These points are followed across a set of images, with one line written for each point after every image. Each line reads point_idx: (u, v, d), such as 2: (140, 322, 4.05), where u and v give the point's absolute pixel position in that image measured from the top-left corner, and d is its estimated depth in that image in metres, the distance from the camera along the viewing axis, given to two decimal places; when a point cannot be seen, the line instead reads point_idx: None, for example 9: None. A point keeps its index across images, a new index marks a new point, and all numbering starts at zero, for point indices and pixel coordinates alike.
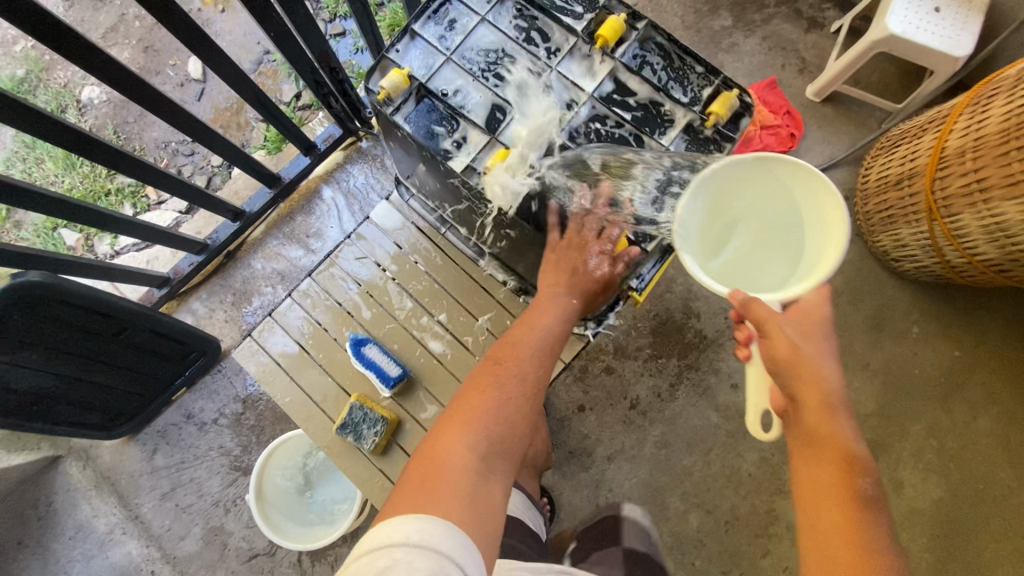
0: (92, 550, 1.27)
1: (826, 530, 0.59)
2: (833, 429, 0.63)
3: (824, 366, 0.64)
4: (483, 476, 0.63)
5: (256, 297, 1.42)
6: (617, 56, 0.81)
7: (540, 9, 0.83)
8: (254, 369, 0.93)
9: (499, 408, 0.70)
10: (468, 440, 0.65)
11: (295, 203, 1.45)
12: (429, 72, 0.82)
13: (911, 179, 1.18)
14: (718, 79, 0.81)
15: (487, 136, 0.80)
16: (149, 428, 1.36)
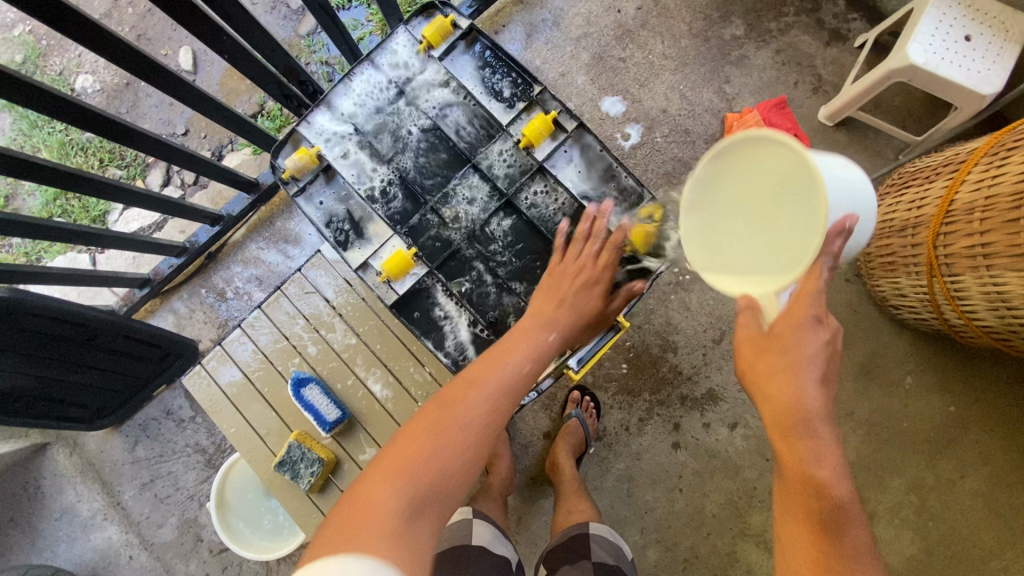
0: (76, 532, 1.36)
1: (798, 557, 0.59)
2: (795, 453, 0.62)
3: (787, 384, 0.64)
4: (414, 525, 0.54)
5: (233, 299, 1.43)
6: (538, 154, 0.92)
7: (469, 92, 0.94)
8: (201, 397, 0.94)
9: (445, 450, 0.62)
10: (399, 482, 0.57)
11: (275, 207, 1.44)
12: (349, 137, 0.96)
13: (915, 229, 1.07)
14: (644, 198, 0.92)
15: (388, 231, 0.94)
16: (131, 420, 1.42)
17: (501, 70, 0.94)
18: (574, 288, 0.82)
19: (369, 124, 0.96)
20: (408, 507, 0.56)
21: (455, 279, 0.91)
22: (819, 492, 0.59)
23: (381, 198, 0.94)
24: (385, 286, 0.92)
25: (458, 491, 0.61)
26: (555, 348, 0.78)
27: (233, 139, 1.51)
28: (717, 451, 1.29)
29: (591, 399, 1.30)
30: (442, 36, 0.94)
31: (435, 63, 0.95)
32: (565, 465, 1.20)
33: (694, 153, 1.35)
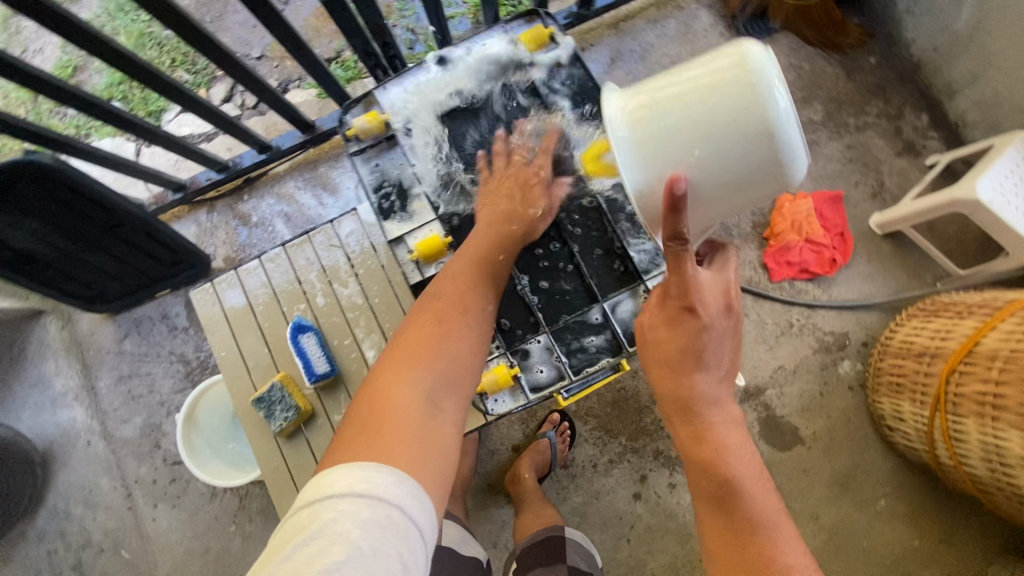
0: (45, 403, 1.39)
1: (709, 525, 0.71)
2: (691, 432, 0.74)
3: (687, 374, 0.74)
4: (438, 407, 0.67)
5: (256, 227, 1.45)
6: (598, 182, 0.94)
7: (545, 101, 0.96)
8: (202, 313, 0.96)
9: (447, 344, 0.73)
10: (416, 377, 0.68)
11: (323, 152, 1.46)
12: (418, 110, 0.97)
13: (932, 359, 1.07)
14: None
15: (432, 215, 0.95)
16: (128, 313, 1.44)
17: (580, 88, 0.96)
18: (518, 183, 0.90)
19: (440, 102, 0.97)
20: (427, 394, 0.67)
21: None
22: (710, 467, 0.71)
23: (432, 174, 0.95)
24: (412, 265, 0.93)
25: (466, 373, 0.73)
26: (516, 236, 0.87)
27: (303, 77, 1.53)
28: (674, 514, 1.28)
29: (568, 426, 1.30)
30: (538, 42, 0.97)
31: (523, 67, 0.97)
32: (527, 479, 1.22)
33: (738, 220, 1.35)
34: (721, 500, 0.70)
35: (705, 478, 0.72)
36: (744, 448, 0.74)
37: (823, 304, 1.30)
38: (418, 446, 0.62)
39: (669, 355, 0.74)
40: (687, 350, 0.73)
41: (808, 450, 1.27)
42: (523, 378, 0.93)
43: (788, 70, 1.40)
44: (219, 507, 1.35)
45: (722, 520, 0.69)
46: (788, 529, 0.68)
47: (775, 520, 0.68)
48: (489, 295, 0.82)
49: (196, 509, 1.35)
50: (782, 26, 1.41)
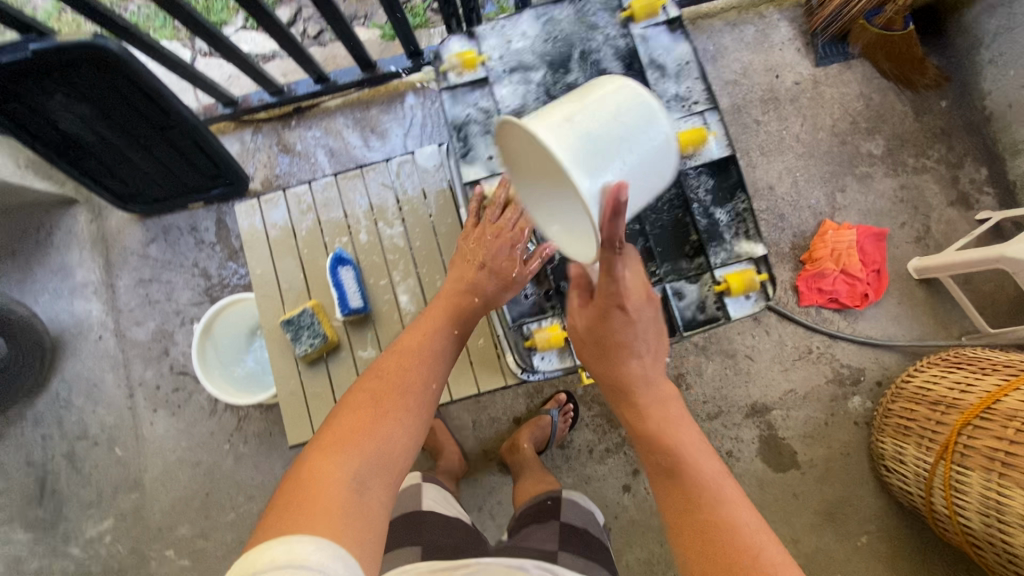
0: (63, 290, 1.40)
1: (668, 501, 0.69)
2: (634, 413, 0.75)
3: (625, 358, 0.75)
4: (368, 489, 0.60)
5: (299, 156, 1.44)
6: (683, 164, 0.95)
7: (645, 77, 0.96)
8: (244, 227, 0.96)
9: (381, 425, 0.67)
10: (343, 457, 0.61)
11: (378, 94, 1.44)
12: (516, 55, 0.97)
13: (947, 408, 1.07)
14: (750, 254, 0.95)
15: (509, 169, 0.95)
16: (158, 218, 1.44)
17: (683, 72, 0.95)
18: (500, 242, 0.88)
19: (540, 53, 0.97)
20: (356, 473, 0.60)
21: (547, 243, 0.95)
22: (660, 445, 0.71)
23: None
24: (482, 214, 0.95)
25: (401, 456, 0.66)
26: (477, 308, 0.86)
27: (370, 16, 1.50)
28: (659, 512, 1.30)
29: (573, 409, 1.31)
30: (649, 12, 0.95)
31: (628, 36, 0.97)
32: (524, 448, 1.23)
33: (779, 239, 1.34)
34: (671, 469, 0.70)
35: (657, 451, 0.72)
36: (682, 413, 0.75)
37: (845, 337, 1.29)
38: (345, 522, 0.55)
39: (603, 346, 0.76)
40: (622, 341, 0.74)
41: (802, 475, 1.28)
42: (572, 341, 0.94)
43: (857, 98, 1.38)
44: (216, 424, 1.36)
45: (682, 487, 0.68)
46: (731, 485, 0.68)
47: (719, 478, 0.69)
48: (436, 372, 0.77)
49: (195, 421, 1.37)
50: (861, 53, 1.39)
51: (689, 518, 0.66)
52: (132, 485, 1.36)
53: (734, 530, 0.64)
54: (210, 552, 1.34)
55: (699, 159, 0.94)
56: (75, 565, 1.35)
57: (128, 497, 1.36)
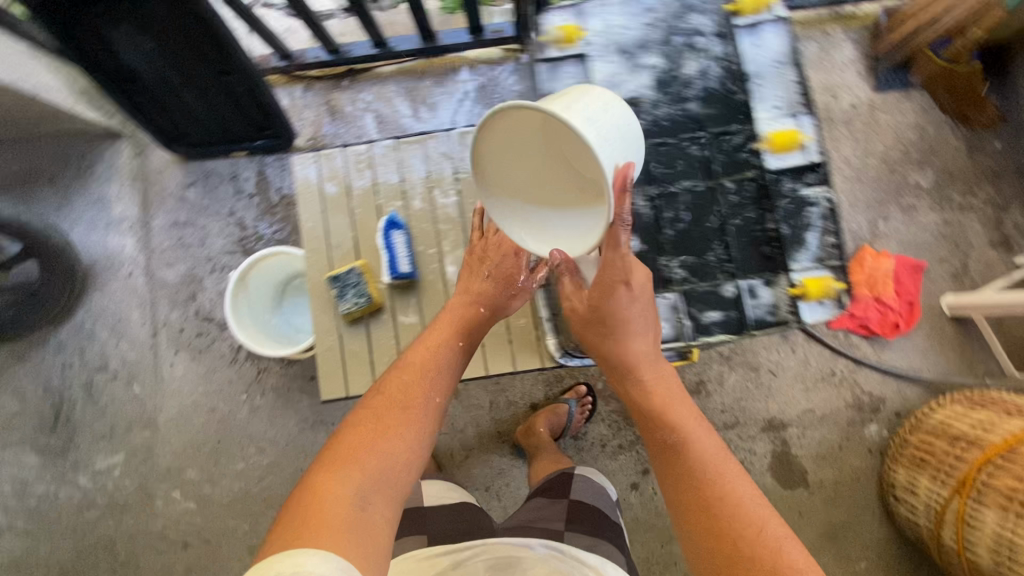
0: (98, 223, 1.40)
1: (669, 473, 0.79)
2: (642, 389, 0.85)
3: (628, 337, 0.85)
4: (368, 509, 0.63)
5: (346, 118, 1.43)
6: (772, 165, 1.16)
7: (747, 80, 1.17)
8: (299, 180, 0.97)
9: (384, 440, 0.70)
10: (347, 475, 0.65)
11: (433, 66, 1.43)
12: (637, 36, 1.17)
13: (967, 446, 1.09)
14: (834, 261, 1.15)
15: None
16: (199, 163, 1.44)
17: (781, 66, 1.17)
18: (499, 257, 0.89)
19: (651, 35, 1.17)
20: (357, 492, 0.64)
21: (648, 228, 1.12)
22: (664, 422, 0.82)
23: (642, 95, 1.16)
24: None
25: (403, 470, 0.70)
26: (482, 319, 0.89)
27: None
28: (663, 513, 1.30)
29: (591, 402, 1.32)
30: (755, 9, 1.18)
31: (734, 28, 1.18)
32: (540, 432, 1.25)
33: None
34: (672, 446, 0.80)
35: (660, 433, 0.81)
36: (679, 401, 0.84)
37: (870, 364, 1.30)
38: (348, 536, 0.58)
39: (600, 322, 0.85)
40: (625, 319, 0.84)
41: (810, 495, 1.29)
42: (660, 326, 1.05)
43: (912, 128, 1.37)
44: (236, 374, 1.37)
45: (682, 462, 0.78)
46: (731, 465, 0.77)
47: (717, 460, 0.77)
48: (440, 386, 0.80)
49: (214, 368, 1.37)
50: (922, 84, 1.38)
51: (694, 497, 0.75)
52: (146, 424, 1.37)
53: (738, 506, 0.72)
54: (216, 498, 1.35)
55: (797, 154, 1.16)
56: (81, 494, 1.37)
57: (140, 434, 1.37)
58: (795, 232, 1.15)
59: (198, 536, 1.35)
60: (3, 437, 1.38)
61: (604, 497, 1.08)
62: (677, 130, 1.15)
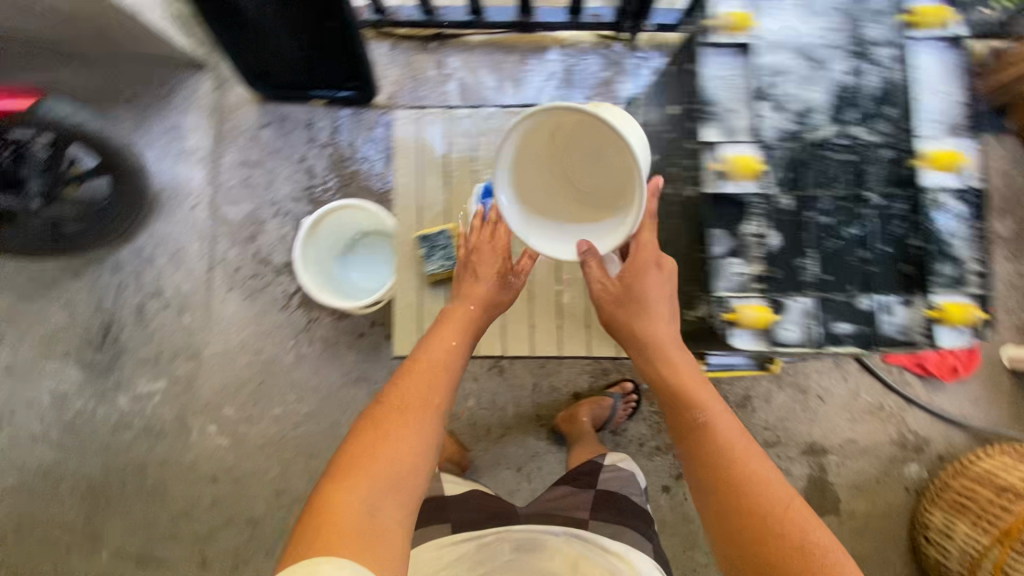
0: (171, 150, 1.39)
1: (696, 453, 0.79)
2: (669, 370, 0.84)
3: (655, 315, 0.86)
4: (378, 511, 0.65)
5: (429, 81, 1.41)
6: (955, 181, 0.78)
7: (920, 79, 0.80)
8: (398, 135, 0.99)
9: (388, 445, 0.71)
10: (356, 482, 0.67)
11: (524, 42, 1.41)
12: (785, 18, 0.82)
13: (1016, 497, 1.08)
14: (980, 286, 0.77)
15: (743, 140, 0.80)
16: (276, 105, 1.43)
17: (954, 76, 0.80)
18: (495, 256, 0.89)
19: (812, 23, 0.82)
20: (365, 499, 0.66)
21: (756, 225, 0.79)
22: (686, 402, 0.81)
23: (781, 88, 0.81)
24: (710, 174, 0.79)
25: (408, 473, 0.71)
26: (473, 316, 0.87)
27: None
28: (690, 520, 1.31)
29: (635, 400, 1.32)
30: (932, 21, 0.81)
31: (905, 38, 0.81)
32: (584, 421, 1.25)
33: None
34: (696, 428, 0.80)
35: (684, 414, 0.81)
36: (701, 380, 0.84)
37: (920, 404, 1.29)
38: (362, 541, 0.61)
39: (628, 297, 0.87)
40: (651, 300, 0.86)
41: (840, 524, 1.28)
42: (763, 335, 0.78)
43: (999, 174, 1.35)
44: (286, 319, 1.37)
45: (707, 444, 0.78)
46: (751, 445, 0.77)
47: (739, 441, 0.78)
48: (440, 389, 0.80)
49: (266, 310, 1.38)
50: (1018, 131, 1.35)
51: (717, 476, 0.75)
52: (191, 356, 1.37)
53: (763, 486, 0.72)
54: (251, 438, 1.36)
55: (967, 175, 0.78)
56: (117, 415, 1.38)
57: (184, 365, 1.37)
58: (956, 243, 0.78)
59: (228, 473, 1.37)
60: (49, 348, 1.39)
61: (633, 484, 1.10)
62: (834, 144, 0.79)
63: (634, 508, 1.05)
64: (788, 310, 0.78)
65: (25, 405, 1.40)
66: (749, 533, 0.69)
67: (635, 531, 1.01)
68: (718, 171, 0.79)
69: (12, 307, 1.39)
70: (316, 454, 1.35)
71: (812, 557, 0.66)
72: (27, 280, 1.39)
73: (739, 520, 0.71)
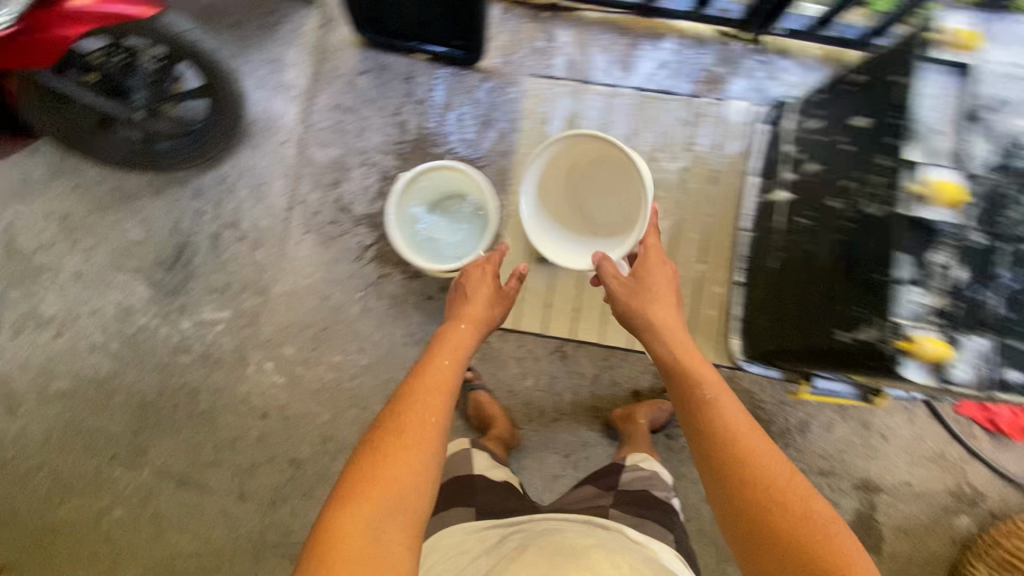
0: (268, 83, 1.38)
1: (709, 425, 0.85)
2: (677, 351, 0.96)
3: (662, 305, 1.01)
4: (381, 532, 0.69)
5: (537, 52, 1.38)
6: None
7: None
8: (540, 127, 1.35)
9: (389, 464, 0.76)
10: (363, 504, 0.71)
11: (641, 26, 1.37)
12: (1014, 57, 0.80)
13: None
14: None
15: (953, 164, 0.76)
16: (378, 53, 1.40)
17: None
18: (483, 292, 1.07)
19: None
20: (371, 522, 0.70)
21: (949, 253, 0.75)
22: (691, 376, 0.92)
23: (999, 122, 0.77)
24: (910, 196, 0.76)
25: (411, 491, 0.75)
26: (463, 334, 1.01)
27: None
28: None
29: None
30: None
31: None
32: (641, 422, 1.25)
33: None
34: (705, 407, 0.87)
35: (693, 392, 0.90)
36: (702, 365, 0.94)
37: (982, 459, 1.27)
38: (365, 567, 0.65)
39: (641, 289, 1.01)
40: (661, 292, 1.02)
41: (880, 564, 1.27)
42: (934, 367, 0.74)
43: None
44: (358, 271, 1.37)
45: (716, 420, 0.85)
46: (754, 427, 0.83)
47: (740, 418, 0.85)
48: (436, 407, 0.85)
49: (339, 259, 1.37)
50: None
51: (725, 450, 0.81)
52: (259, 291, 1.37)
53: (765, 461, 0.78)
54: (306, 381, 1.37)
55: None
56: (178, 338, 1.39)
57: (251, 299, 1.37)
58: None
59: (279, 411, 1.37)
60: (121, 261, 1.39)
61: (660, 480, 1.09)
62: None
63: (658, 503, 1.05)
64: (963, 344, 0.74)
65: (89, 314, 1.40)
66: (755, 509, 0.74)
67: (657, 522, 1.00)
68: (922, 195, 0.75)
69: (90, 214, 1.39)
70: (369, 407, 1.36)
71: (816, 524, 0.70)
72: (110, 191, 1.39)
73: (746, 493, 0.76)
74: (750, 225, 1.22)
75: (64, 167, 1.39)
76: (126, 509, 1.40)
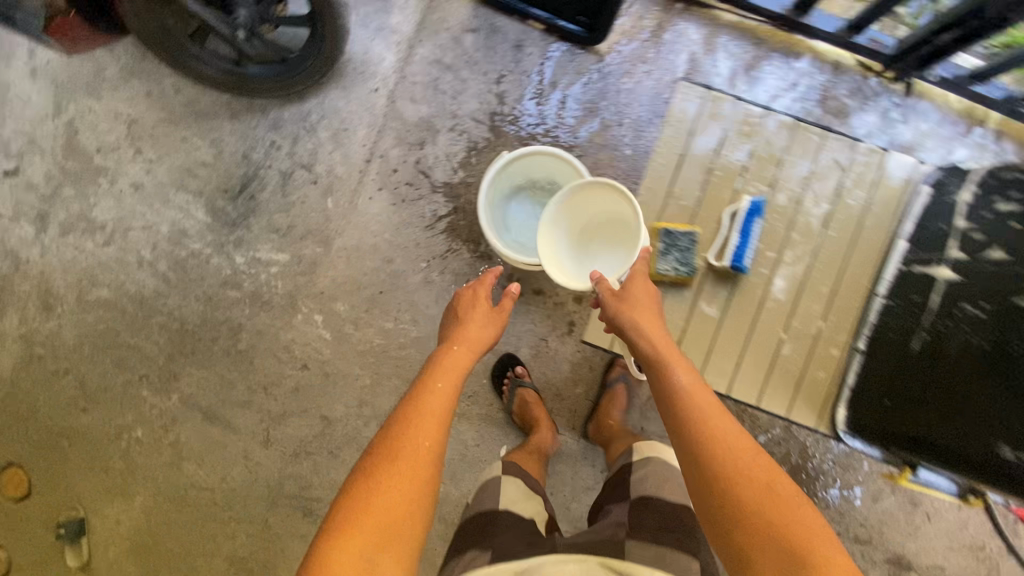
0: (369, 23, 1.29)
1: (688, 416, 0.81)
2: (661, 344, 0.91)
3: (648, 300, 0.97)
4: (378, 567, 0.67)
5: (661, 46, 1.28)
6: None
7: None
8: (677, 137, 1.26)
9: (381, 493, 0.72)
10: (356, 539, 0.68)
11: (776, 40, 1.27)
12: None
13: None
14: None
15: None
16: (490, 12, 1.30)
17: None
18: (480, 314, 1.01)
19: None
20: (364, 555, 0.68)
21: None
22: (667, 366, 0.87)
23: None
24: None
25: (405, 523, 0.71)
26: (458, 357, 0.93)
27: None
28: None
29: None
30: None
31: None
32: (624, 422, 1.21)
33: None
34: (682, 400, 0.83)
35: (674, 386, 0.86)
36: (673, 351, 0.90)
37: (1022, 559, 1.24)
38: None
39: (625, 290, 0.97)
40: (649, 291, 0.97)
41: None
42: None
43: None
44: (427, 239, 1.30)
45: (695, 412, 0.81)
46: (729, 419, 0.80)
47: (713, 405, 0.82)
48: (428, 432, 0.78)
49: (409, 223, 1.31)
50: None
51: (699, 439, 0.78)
52: (321, 240, 1.31)
53: (737, 453, 0.75)
54: (353, 341, 1.33)
55: None
56: (230, 271, 1.33)
57: (311, 246, 1.31)
58: None
59: (319, 366, 1.33)
60: (183, 180, 1.33)
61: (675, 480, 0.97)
62: None
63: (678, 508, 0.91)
64: None
65: (142, 227, 1.34)
66: (726, 500, 0.72)
67: (675, 533, 0.87)
68: None
69: (160, 125, 1.32)
70: (412, 380, 1.32)
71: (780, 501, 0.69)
72: (185, 104, 1.31)
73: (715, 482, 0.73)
74: (886, 291, 1.18)
75: (141, 69, 1.31)
76: (148, 431, 1.37)
